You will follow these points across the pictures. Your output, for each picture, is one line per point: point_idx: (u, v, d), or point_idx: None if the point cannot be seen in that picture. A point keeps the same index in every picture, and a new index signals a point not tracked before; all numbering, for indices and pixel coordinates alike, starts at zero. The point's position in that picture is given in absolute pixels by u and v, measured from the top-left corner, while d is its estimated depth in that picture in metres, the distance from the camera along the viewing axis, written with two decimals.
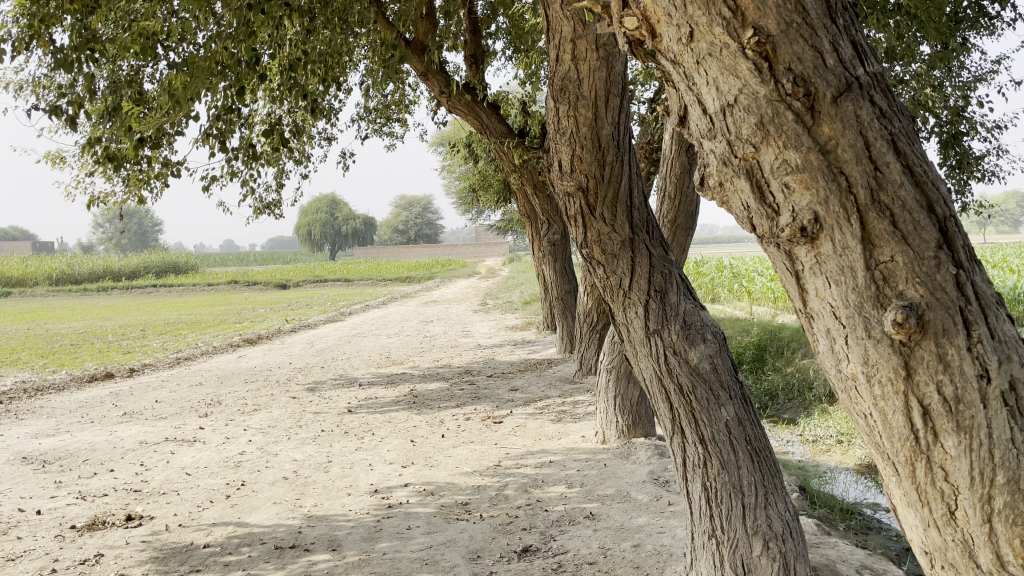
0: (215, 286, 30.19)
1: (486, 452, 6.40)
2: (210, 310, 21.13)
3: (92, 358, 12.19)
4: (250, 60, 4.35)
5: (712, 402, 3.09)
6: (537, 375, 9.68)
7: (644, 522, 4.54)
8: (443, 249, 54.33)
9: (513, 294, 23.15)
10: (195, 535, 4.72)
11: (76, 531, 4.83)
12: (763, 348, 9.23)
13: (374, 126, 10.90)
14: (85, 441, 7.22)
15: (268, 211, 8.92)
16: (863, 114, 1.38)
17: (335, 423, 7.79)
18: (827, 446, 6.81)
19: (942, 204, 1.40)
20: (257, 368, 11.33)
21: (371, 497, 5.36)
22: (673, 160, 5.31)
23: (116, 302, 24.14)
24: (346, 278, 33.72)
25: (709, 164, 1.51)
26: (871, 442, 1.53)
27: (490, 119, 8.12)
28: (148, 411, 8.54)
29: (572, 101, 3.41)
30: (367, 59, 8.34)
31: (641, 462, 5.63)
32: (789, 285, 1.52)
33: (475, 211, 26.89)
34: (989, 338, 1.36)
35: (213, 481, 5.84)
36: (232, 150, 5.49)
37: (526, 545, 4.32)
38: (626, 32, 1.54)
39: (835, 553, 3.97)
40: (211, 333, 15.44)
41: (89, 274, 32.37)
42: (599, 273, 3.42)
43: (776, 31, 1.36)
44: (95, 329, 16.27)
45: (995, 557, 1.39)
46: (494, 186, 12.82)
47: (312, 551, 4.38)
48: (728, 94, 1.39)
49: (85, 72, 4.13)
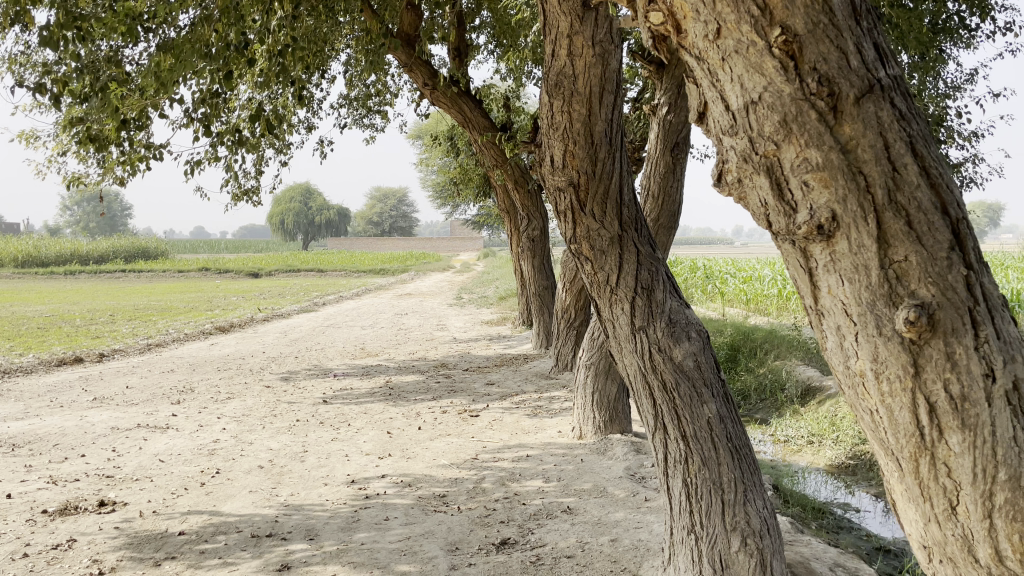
0: (187, 272, 29.85)
1: (463, 444, 6.41)
2: (181, 296, 20.95)
3: (58, 342, 11.98)
4: (238, 44, 4.34)
5: (695, 399, 3.16)
6: (514, 370, 9.71)
7: (622, 517, 4.58)
8: (417, 243, 54.19)
9: (488, 289, 23.11)
10: (170, 522, 4.68)
11: (47, 515, 4.77)
12: (737, 349, 9.30)
13: (354, 115, 10.89)
14: (55, 425, 7.11)
15: (247, 198, 8.87)
16: (883, 115, 1.40)
17: (310, 413, 7.75)
18: (799, 446, 6.94)
19: (955, 206, 1.43)
20: (229, 357, 11.23)
21: (347, 487, 5.35)
22: (657, 159, 5.40)
23: (84, 286, 23.67)
24: (320, 268, 33.38)
25: (729, 161, 1.53)
26: (874, 437, 1.57)
27: (472, 112, 8.28)
28: (119, 397, 8.43)
29: (566, 97, 3.36)
30: (350, 47, 8.31)
31: (617, 458, 5.68)
32: (801, 282, 1.55)
33: (454, 207, 26.95)
34: (995, 339, 1.40)
35: (187, 469, 5.79)
36: (217, 135, 5.41)
37: (504, 538, 4.34)
38: (652, 27, 1.57)
39: (808, 551, 4.04)
40: (182, 320, 15.31)
41: (56, 257, 31.90)
42: (587, 269, 3.44)
43: (804, 31, 1.38)
44: (63, 313, 16.04)
45: (994, 552, 1.43)
46: (474, 181, 12.77)
47: (289, 540, 4.36)
48: (753, 92, 1.41)
49: (66, 52, 4.08)
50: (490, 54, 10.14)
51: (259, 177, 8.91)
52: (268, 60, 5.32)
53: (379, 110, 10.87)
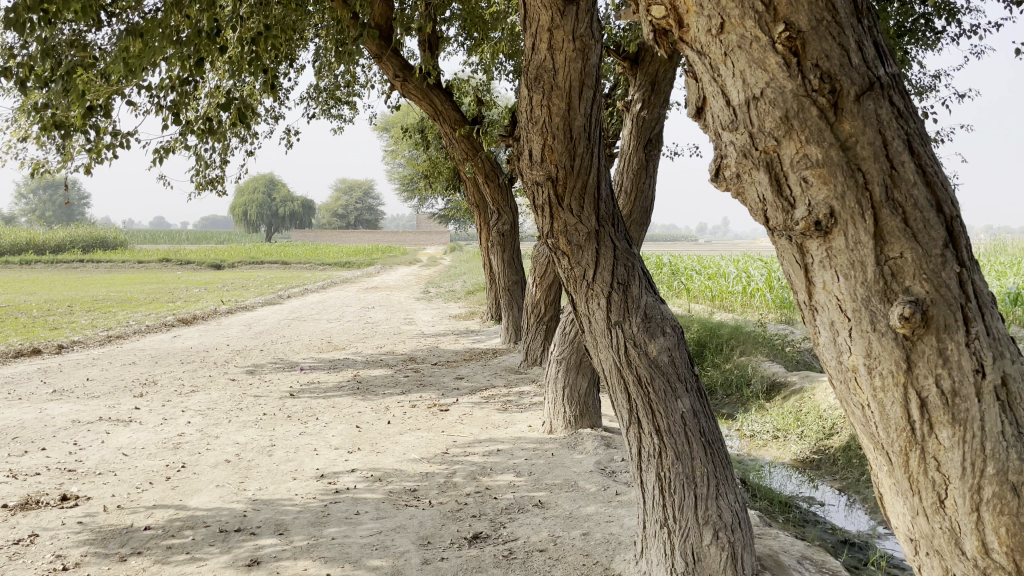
0: (147, 263, 29.31)
1: (433, 439, 6.38)
2: (141, 288, 20.55)
3: (15, 333, 11.71)
4: (210, 31, 4.27)
5: (669, 393, 3.18)
6: (483, 364, 9.70)
7: (593, 511, 4.60)
8: (384, 236, 53.91)
9: (456, 283, 23.02)
10: (135, 516, 4.60)
11: (8, 510, 4.65)
12: (703, 344, 9.39)
13: (322, 105, 10.78)
14: (14, 418, 6.95)
15: (211, 187, 8.73)
16: (882, 113, 1.42)
17: (277, 407, 7.66)
18: (764, 441, 7.04)
19: (949, 204, 1.46)
20: (193, 349, 11.05)
21: (317, 481, 5.30)
22: (631, 155, 5.42)
23: (40, 277, 23.07)
24: (284, 260, 33.00)
25: (728, 157, 1.53)
26: (864, 430, 1.59)
27: (443, 105, 8.30)
28: (80, 389, 8.25)
29: (546, 90, 3.27)
30: (320, 37, 8.20)
31: (588, 452, 5.71)
32: (796, 278, 1.56)
33: (421, 200, 26.88)
34: (985, 336, 1.43)
35: (152, 463, 5.69)
36: (184, 123, 5.28)
37: (476, 532, 4.34)
38: (653, 20, 1.58)
39: (777, 544, 4.09)
40: (143, 312, 15.04)
41: (10, 246, 31.12)
42: (564, 263, 3.43)
43: (807, 28, 1.39)
44: (20, 304, 15.66)
45: (980, 545, 1.46)
46: (443, 175, 12.67)
47: (258, 535, 4.31)
48: (755, 87, 1.42)
49: (32, 34, 3.97)
50: (461, 47, 10.09)
51: (224, 166, 8.75)
52: (240, 48, 5.24)
53: (349, 101, 10.77)
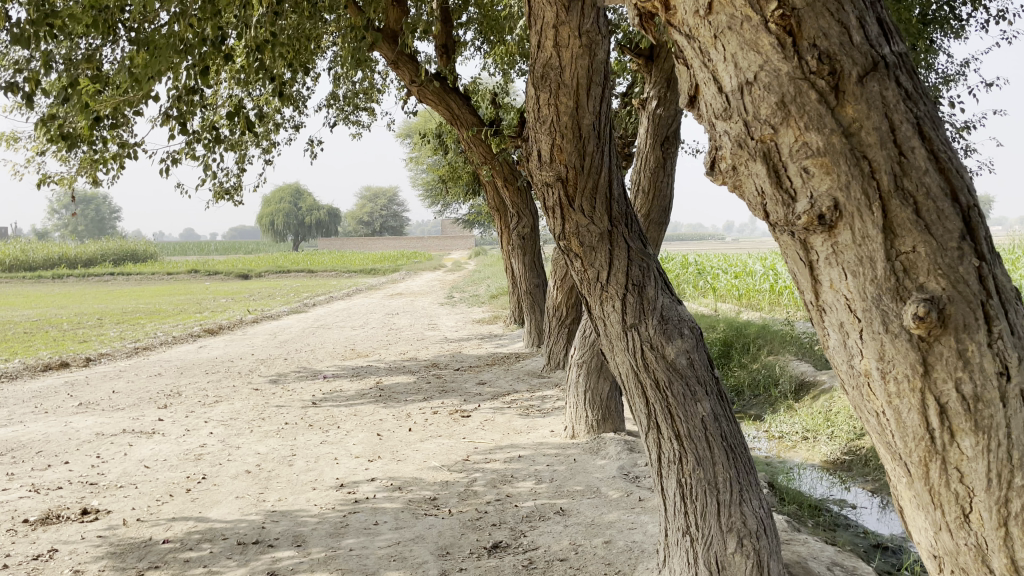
0: (175, 275, 29.61)
1: (454, 446, 6.30)
2: (170, 298, 20.75)
3: (45, 348, 11.82)
4: (217, 40, 4.23)
5: (688, 398, 3.06)
6: (506, 369, 9.60)
7: (615, 518, 4.49)
8: (409, 243, 54.05)
9: (480, 288, 22.93)
10: (154, 529, 4.56)
11: (29, 524, 4.64)
12: (729, 344, 9.22)
13: (341, 112, 10.78)
14: (39, 432, 6.98)
15: (229, 197, 8.73)
16: (888, 95, 1.31)
17: (299, 416, 7.63)
18: (793, 443, 6.86)
19: (966, 192, 1.33)
20: (218, 359, 11.08)
21: (336, 491, 5.24)
22: (648, 154, 5.32)
23: (72, 290, 23.43)
24: (311, 268, 33.17)
25: (723, 147, 1.43)
26: (880, 440, 1.47)
27: (460, 109, 8.17)
28: (105, 402, 8.29)
29: (553, 89, 3.17)
30: (336, 45, 8.18)
31: (611, 457, 5.59)
32: (801, 276, 1.45)
33: (444, 206, 26.88)
34: (1010, 334, 1.30)
35: (173, 475, 5.66)
36: (193, 131, 5.25)
37: (496, 541, 4.24)
38: (641, 5, 1.49)
39: (805, 550, 3.94)
40: (171, 323, 15.16)
41: (44, 261, 31.65)
42: (576, 265, 3.32)
43: (802, 5, 1.29)
44: (51, 317, 15.90)
45: (1009, 562, 1.34)
46: (463, 178, 12.61)
47: (276, 547, 4.25)
48: (748, 71, 1.32)
49: (41, 49, 3.96)
50: (477, 50, 10.01)
51: (241, 175, 8.74)
52: (248, 55, 5.20)
53: (366, 107, 10.75)
